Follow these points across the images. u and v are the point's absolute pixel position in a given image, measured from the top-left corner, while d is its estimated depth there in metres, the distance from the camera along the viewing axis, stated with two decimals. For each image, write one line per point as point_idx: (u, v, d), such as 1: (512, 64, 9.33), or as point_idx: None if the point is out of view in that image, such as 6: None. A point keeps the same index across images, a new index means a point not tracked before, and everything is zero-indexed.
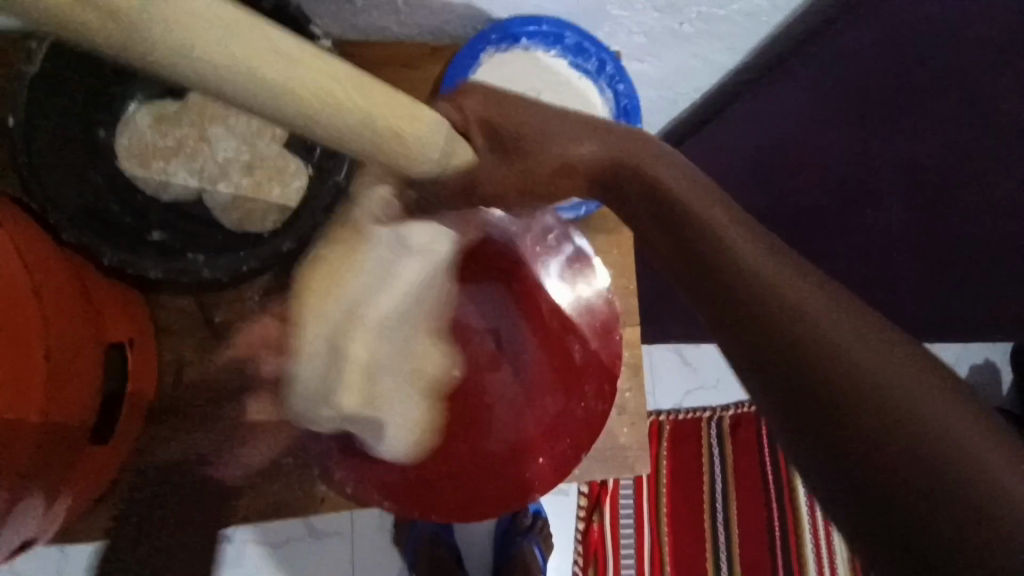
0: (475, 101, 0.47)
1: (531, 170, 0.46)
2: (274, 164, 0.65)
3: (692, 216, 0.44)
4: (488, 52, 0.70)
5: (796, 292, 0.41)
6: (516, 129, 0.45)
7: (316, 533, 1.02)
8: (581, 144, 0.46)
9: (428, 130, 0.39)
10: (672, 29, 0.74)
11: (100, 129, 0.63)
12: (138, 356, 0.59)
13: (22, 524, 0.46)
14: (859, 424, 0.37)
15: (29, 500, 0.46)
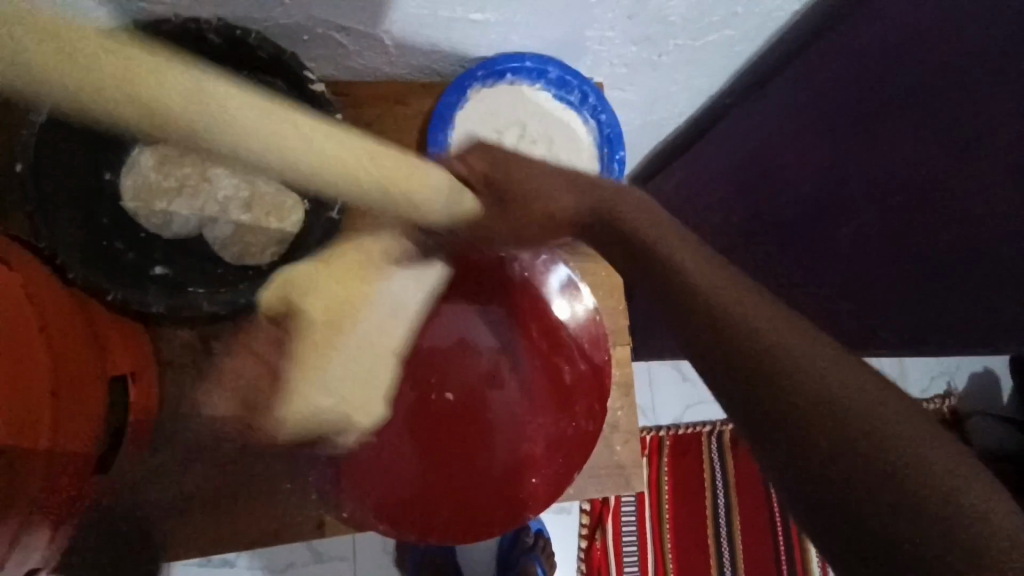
0: (481, 161, 0.58)
1: (519, 215, 0.57)
2: (272, 200, 0.68)
3: (670, 263, 0.48)
4: (474, 89, 0.74)
5: (760, 322, 0.42)
6: (513, 184, 0.56)
7: (319, 557, 1.03)
8: (565, 196, 0.56)
9: (429, 184, 0.47)
10: (651, 60, 0.78)
11: (105, 172, 0.66)
12: (140, 390, 0.61)
13: (31, 553, 0.48)
14: (852, 455, 0.36)
15: (38, 530, 0.48)
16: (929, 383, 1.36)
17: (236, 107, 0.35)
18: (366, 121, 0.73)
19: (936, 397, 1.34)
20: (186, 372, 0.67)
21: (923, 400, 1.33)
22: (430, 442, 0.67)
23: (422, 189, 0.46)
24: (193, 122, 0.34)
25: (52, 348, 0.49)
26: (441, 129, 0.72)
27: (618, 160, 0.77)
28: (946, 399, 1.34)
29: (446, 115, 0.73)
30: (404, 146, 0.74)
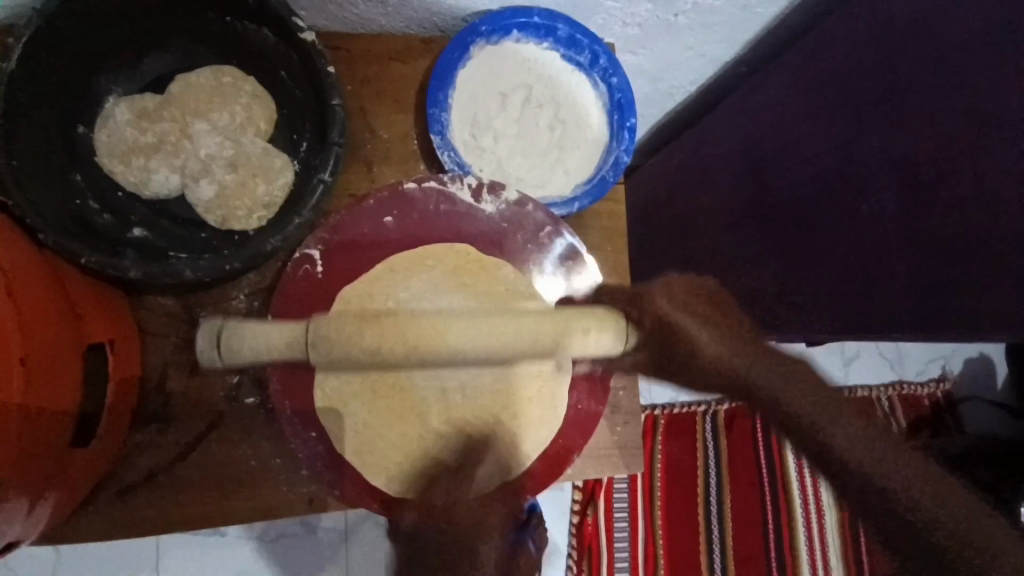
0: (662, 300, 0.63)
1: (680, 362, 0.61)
2: (259, 161, 0.63)
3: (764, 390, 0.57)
4: (477, 45, 0.68)
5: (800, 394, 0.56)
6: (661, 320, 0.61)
7: (310, 529, 1.01)
8: (717, 371, 0.59)
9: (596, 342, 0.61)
10: (666, 21, 0.74)
11: (79, 125, 0.61)
12: (120, 360, 0.57)
13: (7, 529, 0.45)
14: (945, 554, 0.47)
15: (14, 504, 0.45)
16: (924, 367, 1.35)
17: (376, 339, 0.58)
18: (360, 79, 0.68)
19: (931, 380, 1.34)
20: (168, 343, 0.63)
21: (917, 383, 1.33)
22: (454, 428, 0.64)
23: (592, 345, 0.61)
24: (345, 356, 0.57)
25: (23, 314, 0.45)
26: (441, 90, 0.67)
27: (629, 127, 0.71)
28: (941, 383, 1.33)
29: (446, 75, 0.67)
30: (401, 107, 0.69)
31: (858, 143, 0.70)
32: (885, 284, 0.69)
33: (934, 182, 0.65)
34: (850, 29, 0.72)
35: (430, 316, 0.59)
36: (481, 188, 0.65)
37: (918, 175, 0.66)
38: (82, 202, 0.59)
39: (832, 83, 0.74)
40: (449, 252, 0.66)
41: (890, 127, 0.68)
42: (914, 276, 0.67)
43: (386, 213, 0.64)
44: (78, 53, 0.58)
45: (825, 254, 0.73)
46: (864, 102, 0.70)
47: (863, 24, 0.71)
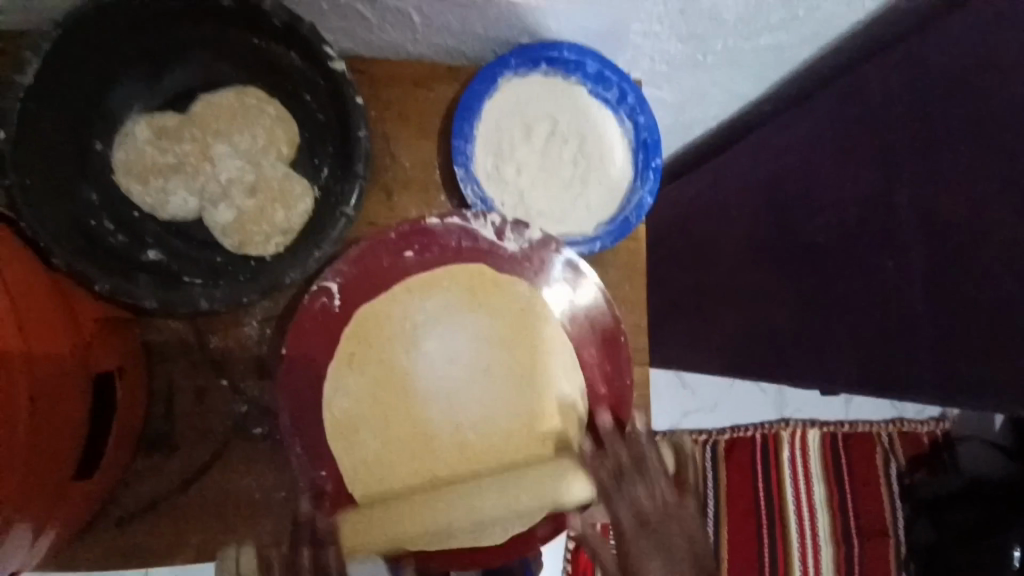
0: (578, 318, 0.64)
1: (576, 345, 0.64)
2: (280, 186, 0.62)
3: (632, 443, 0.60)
4: (505, 77, 0.68)
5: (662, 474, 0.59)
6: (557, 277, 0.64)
7: None
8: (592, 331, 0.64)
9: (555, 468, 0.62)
10: (695, 60, 0.73)
11: (96, 142, 0.61)
12: (128, 385, 0.56)
13: (13, 557, 0.45)
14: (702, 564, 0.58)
15: (17, 531, 0.44)
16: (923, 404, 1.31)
17: (372, 473, 0.61)
18: (384, 103, 0.67)
19: (930, 419, 1.30)
20: (177, 369, 0.60)
21: (917, 421, 1.29)
22: (466, 462, 0.62)
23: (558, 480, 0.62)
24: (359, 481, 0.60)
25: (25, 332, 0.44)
26: (467, 121, 0.66)
27: (654, 167, 0.70)
28: (940, 423, 1.30)
29: (473, 107, 0.66)
30: (425, 133, 0.68)
31: (887, 198, 0.72)
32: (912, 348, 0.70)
33: (961, 246, 0.68)
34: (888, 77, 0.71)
35: (424, 463, 0.62)
36: (504, 225, 0.63)
37: (941, 235, 0.69)
38: (95, 222, 0.58)
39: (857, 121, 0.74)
40: (462, 270, 0.64)
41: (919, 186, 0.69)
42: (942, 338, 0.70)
43: (406, 247, 0.62)
44: (98, 66, 0.57)
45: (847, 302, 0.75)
46: None
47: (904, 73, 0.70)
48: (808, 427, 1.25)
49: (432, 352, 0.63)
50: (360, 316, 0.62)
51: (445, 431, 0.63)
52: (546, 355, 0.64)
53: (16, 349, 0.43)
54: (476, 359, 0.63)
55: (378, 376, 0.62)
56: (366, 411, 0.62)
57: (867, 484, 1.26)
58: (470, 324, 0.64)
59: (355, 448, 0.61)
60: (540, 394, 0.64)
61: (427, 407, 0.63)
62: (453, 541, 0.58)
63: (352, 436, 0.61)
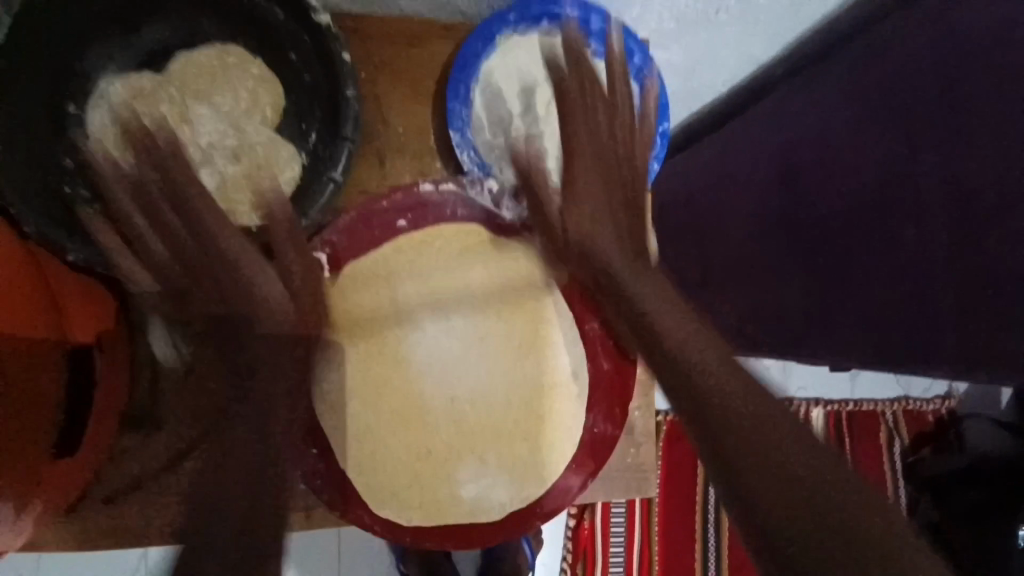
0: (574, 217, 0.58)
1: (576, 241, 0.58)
2: (266, 152, 0.59)
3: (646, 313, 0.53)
4: (504, 35, 0.63)
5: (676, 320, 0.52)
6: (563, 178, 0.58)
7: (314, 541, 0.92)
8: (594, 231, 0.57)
9: (554, 441, 0.61)
10: (708, 16, 0.69)
11: (68, 104, 0.56)
12: (109, 359, 0.54)
13: None
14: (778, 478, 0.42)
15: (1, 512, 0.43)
16: (929, 383, 1.29)
17: (365, 448, 0.59)
18: (375, 62, 0.63)
19: (937, 397, 1.28)
20: (162, 344, 0.58)
21: (923, 400, 1.28)
22: (461, 438, 0.61)
23: (554, 453, 0.61)
24: (352, 457, 0.59)
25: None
26: (464, 84, 0.63)
27: (661, 132, 0.66)
28: (946, 400, 1.28)
29: (469, 68, 0.62)
30: (419, 96, 0.64)
31: (909, 164, 0.66)
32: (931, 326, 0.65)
33: (988, 217, 0.61)
34: (913, 42, 0.68)
35: (417, 438, 0.60)
36: (502, 193, 0.60)
37: (969, 206, 0.62)
38: (71, 190, 0.54)
39: (877, 85, 0.69)
40: (459, 231, 0.61)
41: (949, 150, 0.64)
42: None
43: (398, 217, 0.59)
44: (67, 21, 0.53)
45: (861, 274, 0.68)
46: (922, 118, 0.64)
47: (930, 36, 0.67)
48: (814, 407, 1.23)
49: (426, 322, 0.61)
50: (346, 283, 0.59)
51: (439, 405, 0.60)
52: (545, 329, 0.62)
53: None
54: (473, 332, 0.61)
55: (369, 348, 0.60)
56: (357, 383, 0.60)
57: (870, 462, 1.25)
58: (466, 297, 0.61)
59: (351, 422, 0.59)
60: (539, 370, 0.62)
61: (422, 380, 0.60)
62: (451, 512, 0.60)
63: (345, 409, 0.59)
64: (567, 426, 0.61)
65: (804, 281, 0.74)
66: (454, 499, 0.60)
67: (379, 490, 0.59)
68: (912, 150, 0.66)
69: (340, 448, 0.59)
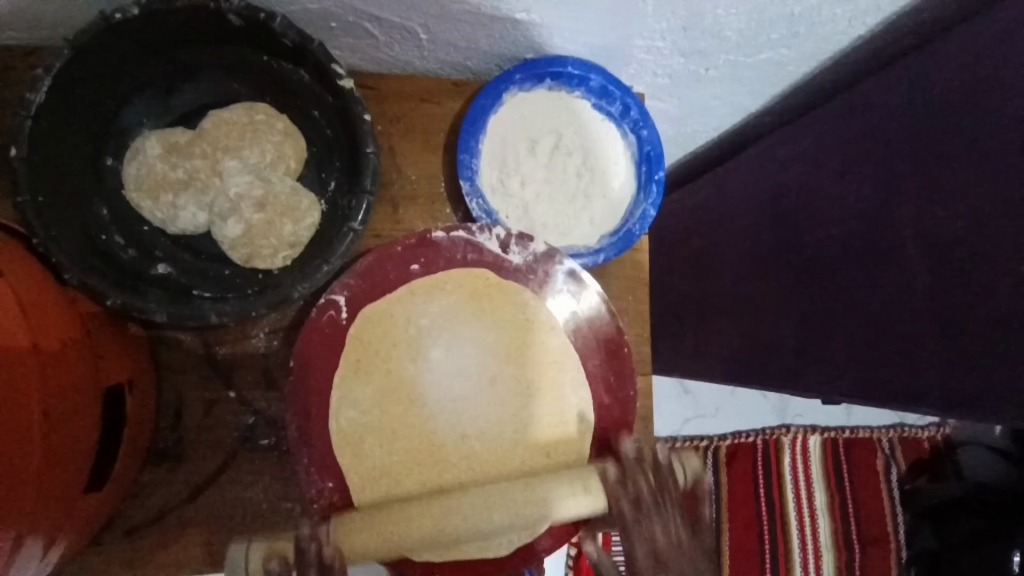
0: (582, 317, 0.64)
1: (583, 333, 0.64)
2: (286, 201, 0.62)
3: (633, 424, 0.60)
4: (510, 92, 0.68)
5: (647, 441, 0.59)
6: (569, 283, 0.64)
7: None
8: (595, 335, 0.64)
9: (559, 474, 0.63)
10: (698, 74, 0.75)
11: (107, 158, 0.62)
12: (137, 397, 0.56)
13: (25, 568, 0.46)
14: None
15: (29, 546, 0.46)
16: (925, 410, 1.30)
17: (378, 486, 0.61)
18: (391, 116, 0.68)
19: (931, 424, 1.29)
20: (186, 380, 0.61)
21: (918, 426, 1.29)
22: (472, 475, 0.62)
23: None
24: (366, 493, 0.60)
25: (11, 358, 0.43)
26: (473, 136, 0.66)
27: (657, 180, 0.70)
28: (941, 428, 1.29)
29: (479, 121, 0.67)
30: (430, 146, 0.69)
31: (888, 210, 0.69)
32: (914, 364, 0.67)
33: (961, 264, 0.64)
34: (889, 87, 0.71)
35: (429, 476, 0.62)
36: (509, 238, 0.64)
37: (943, 254, 0.65)
38: (106, 236, 0.59)
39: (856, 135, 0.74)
40: (468, 275, 0.64)
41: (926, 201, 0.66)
42: (945, 354, 0.65)
43: (412, 261, 0.63)
44: (100, 83, 0.57)
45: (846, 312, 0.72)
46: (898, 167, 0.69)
47: (904, 83, 0.70)
48: (811, 434, 1.26)
49: (438, 361, 0.64)
50: (363, 323, 0.62)
51: (451, 441, 0.63)
52: (551, 366, 0.65)
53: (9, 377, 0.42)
54: (483, 368, 0.64)
55: (383, 385, 0.62)
56: (371, 420, 0.62)
57: (870, 491, 1.26)
58: (477, 335, 0.64)
59: (363, 457, 0.61)
60: (543, 405, 0.65)
61: (434, 416, 0.63)
62: (462, 547, 0.60)
63: (359, 445, 0.61)
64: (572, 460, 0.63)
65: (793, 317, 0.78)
66: (464, 533, 0.62)
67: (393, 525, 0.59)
68: (890, 196, 0.70)
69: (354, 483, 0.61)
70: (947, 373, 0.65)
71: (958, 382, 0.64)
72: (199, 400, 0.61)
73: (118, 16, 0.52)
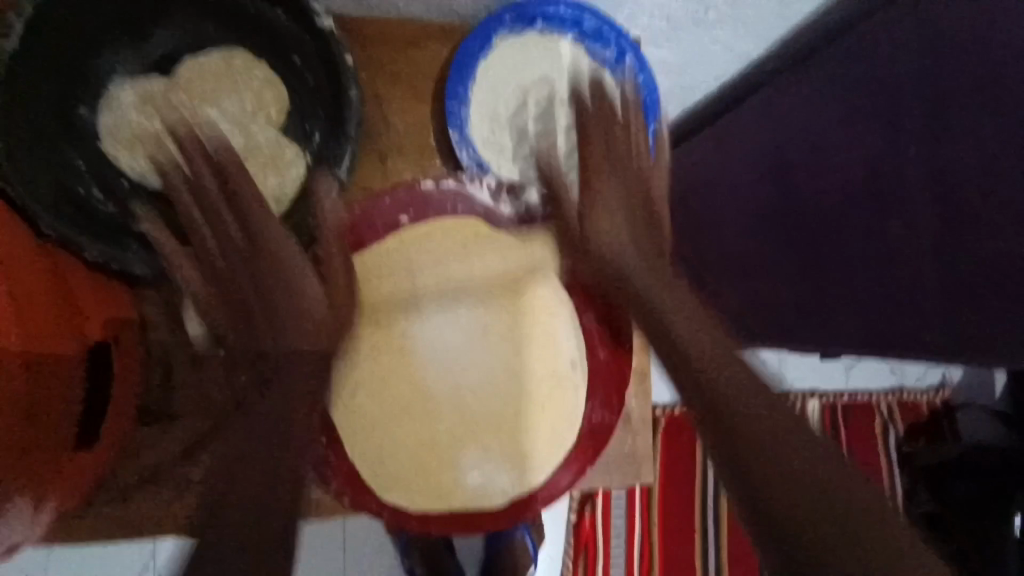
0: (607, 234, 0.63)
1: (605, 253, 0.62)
2: (270, 152, 0.61)
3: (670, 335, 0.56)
4: (500, 35, 0.65)
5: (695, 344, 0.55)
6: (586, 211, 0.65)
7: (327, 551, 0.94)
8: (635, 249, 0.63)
9: (554, 427, 0.63)
10: (697, 15, 0.71)
11: (79, 106, 0.58)
12: (124, 354, 0.55)
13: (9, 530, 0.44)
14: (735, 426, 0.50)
15: (18, 507, 0.45)
16: (923, 371, 1.31)
17: (371, 438, 0.62)
18: (376, 64, 0.65)
19: (930, 387, 1.30)
20: (175, 337, 0.61)
21: (916, 390, 1.29)
22: (467, 426, 0.63)
23: (553, 436, 0.63)
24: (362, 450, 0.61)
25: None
26: (461, 83, 0.64)
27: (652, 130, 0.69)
28: (939, 391, 1.29)
29: (467, 68, 0.64)
30: (418, 96, 0.66)
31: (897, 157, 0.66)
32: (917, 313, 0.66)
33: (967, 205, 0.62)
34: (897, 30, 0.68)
35: (422, 428, 0.63)
36: (500, 188, 0.62)
37: (950, 193, 0.63)
38: (85, 190, 0.57)
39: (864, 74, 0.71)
40: (458, 225, 0.63)
41: (931, 141, 0.64)
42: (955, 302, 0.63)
43: (400, 212, 0.61)
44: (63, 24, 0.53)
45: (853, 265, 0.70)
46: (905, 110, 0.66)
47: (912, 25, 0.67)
48: (808, 399, 1.25)
49: (430, 315, 0.63)
50: (350, 275, 0.60)
51: (446, 394, 0.63)
52: (544, 320, 0.64)
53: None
54: (474, 321, 0.63)
55: (375, 341, 0.62)
56: (364, 376, 0.62)
57: (866, 456, 1.27)
58: (468, 290, 0.63)
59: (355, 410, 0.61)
60: (540, 360, 0.64)
61: (427, 368, 0.63)
62: (456, 499, 0.62)
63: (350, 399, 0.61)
64: (565, 412, 0.63)
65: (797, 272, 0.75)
66: (459, 486, 0.62)
67: (387, 476, 0.61)
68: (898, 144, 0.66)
69: (348, 438, 0.61)
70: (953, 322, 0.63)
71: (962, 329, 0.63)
72: (190, 357, 0.61)
73: None
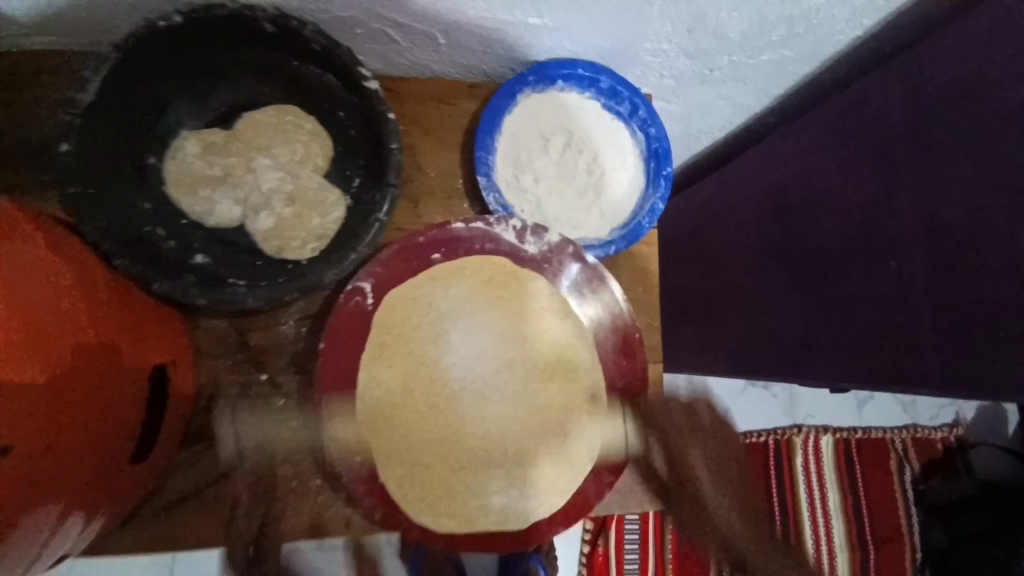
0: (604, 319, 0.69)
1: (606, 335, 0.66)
2: (315, 195, 0.68)
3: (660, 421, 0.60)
4: (524, 93, 0.72)
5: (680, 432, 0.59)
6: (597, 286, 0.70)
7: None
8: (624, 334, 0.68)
9: (573, 452, 0.66)
10: (702, 73, 0.78)
11: (149, 155, 0.66)
12: (178, 379, 0.60)
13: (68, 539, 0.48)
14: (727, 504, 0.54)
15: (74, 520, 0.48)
16: (937, 410, 1.30)
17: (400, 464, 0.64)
18: (410, 117, 0.72)
19: (944, 425, 1.29)
20: (221, 362, 0.65)
21: (930, 428, 1.29)
22: (490, 452, 0.66)
23: (572, 463, 0.66)
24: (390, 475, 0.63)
25: (44, 337, 0.44)
26: (488, 134, 0.70)
27: (665, 175, 0.74)
28: (953, 429, 1.29)
29: (493, 121, 0.70)
30: (447, 145, 0.72)
31: (890, 203, 0.71)
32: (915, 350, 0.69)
33: (959, 248, 0.66)
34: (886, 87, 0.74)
35: (449, 454, 0.66)
36: (524, 229, 0.67)
37: (940, 238, 0.68)
38: (151, 228, 0.62)
39: (857, 124, 0.76)
40: (486, 263, 0.68)
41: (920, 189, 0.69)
42: (954, 341, 0.66)
43: (433, 251, 0.66)
44: (140, 85, 0.61)
45: (853, 302, 0.74)
46: (896, 161, 0.71)
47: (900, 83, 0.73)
48: (822, 433, 1.26)
49: (458, 346, 0.68)
50: (384, 308, 0.65)
51: (471, 421, 0.66)
52: (565, 351, 0.68)
53: (37, 362, 0.42)
54: (498, 351, 0.67)
55: (405, 371, 0.66)
56: (393, 403, 0.65)
57: (881, 493, 1.25)
58: (495, 321, 0.68)
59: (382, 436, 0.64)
60: (559, 389, 0.67)
61: (454, 396, 0.66)
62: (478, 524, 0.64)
63: (380, 427, 0.64)
64: (583, 439, 0.67)
65: (800, 308, 0.79)
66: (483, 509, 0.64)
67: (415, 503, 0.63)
68: (891, 191, 0.72)
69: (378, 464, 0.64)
70: (950, 360, 0.66)
71: (958, 367, 0.66)
72: (233, 383, 0.65)
73: (162, 23, 0.56)
